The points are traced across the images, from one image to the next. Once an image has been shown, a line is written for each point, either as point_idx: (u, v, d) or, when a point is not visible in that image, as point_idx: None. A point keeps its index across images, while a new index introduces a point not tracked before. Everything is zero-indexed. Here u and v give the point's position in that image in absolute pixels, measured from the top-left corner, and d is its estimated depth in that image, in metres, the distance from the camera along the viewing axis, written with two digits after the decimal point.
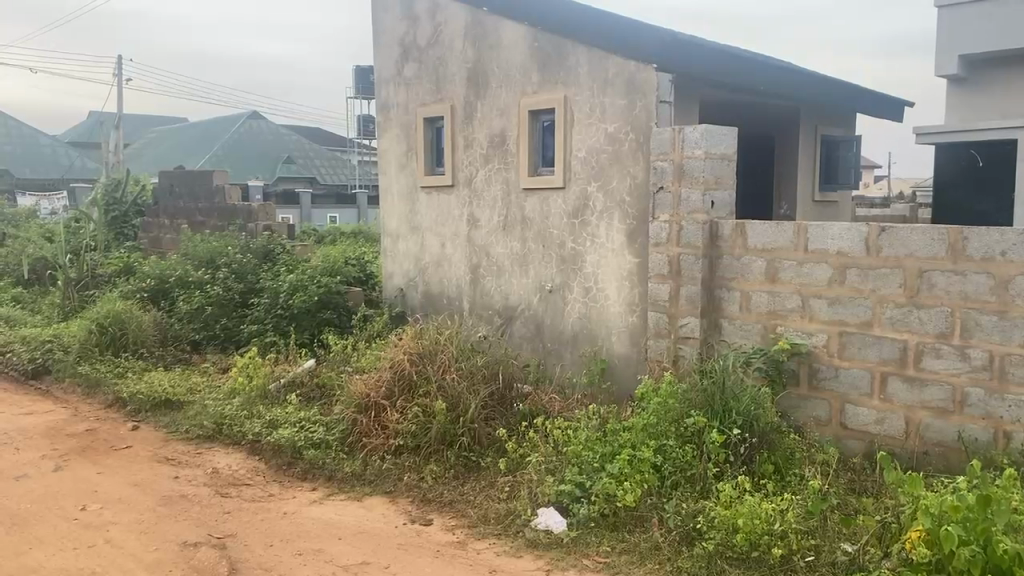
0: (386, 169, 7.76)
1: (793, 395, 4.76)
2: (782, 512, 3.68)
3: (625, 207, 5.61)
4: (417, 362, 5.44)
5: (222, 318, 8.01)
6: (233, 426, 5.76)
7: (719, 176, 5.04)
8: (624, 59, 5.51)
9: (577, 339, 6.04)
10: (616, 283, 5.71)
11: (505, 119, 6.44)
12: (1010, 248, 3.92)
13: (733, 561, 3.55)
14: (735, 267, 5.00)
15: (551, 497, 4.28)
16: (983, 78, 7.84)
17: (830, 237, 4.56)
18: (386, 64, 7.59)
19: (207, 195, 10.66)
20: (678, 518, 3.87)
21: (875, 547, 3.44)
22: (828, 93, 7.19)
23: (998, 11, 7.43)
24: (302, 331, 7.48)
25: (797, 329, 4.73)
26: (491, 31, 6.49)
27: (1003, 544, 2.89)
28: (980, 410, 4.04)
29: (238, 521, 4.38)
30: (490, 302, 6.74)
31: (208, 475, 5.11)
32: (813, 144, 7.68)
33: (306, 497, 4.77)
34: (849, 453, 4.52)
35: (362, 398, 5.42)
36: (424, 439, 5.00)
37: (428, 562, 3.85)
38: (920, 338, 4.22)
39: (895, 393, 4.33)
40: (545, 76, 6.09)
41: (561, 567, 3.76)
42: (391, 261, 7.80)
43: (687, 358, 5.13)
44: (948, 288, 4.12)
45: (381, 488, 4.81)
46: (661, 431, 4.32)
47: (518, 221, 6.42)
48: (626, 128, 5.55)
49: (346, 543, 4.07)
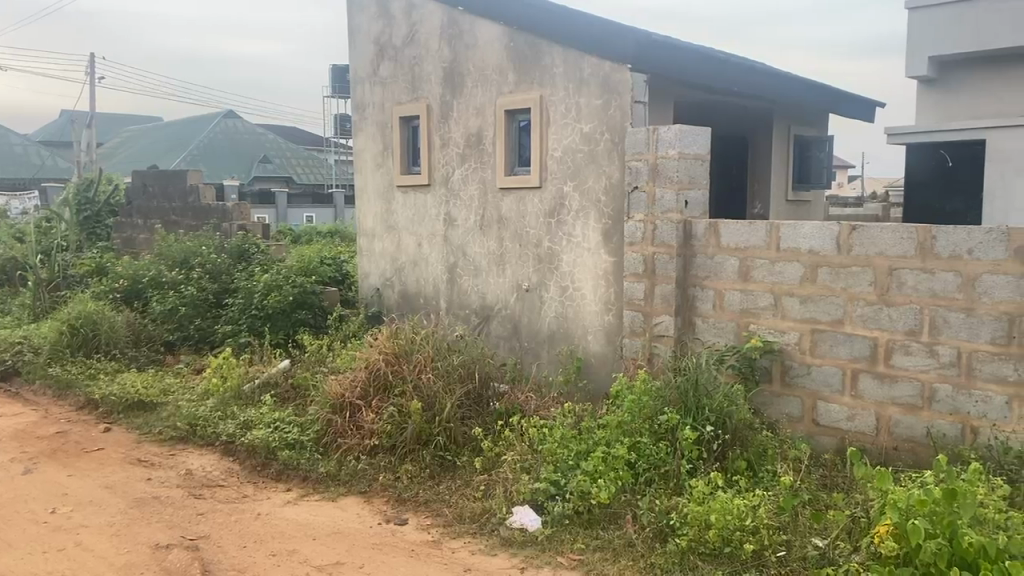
0: (363, 169, 7.74)
1: (766, 393, 4.81)
2: (753, 508, 3.72)
3: (601, 206, 5.62)
4: (393, 362, 5.42)
5: (196, 318, 7.94)
6: (206, 427, 5.72)
7: (693, 176, 5.08)
8: (599, 59, 5.54)
9: (553, 339, 6.05)
10: (592, 282, 5.73)
11: (481, 119, 6.45)
12: (976, 247, 3.98)
13: (705, 557, 3.59)
14: (708, 266, 5.04)
15: (526, 495, 4.29)
16: (952, 80, 7.98)
17: (801, 237, 4.61)
18: (362, 63, 7.57)
19: (181, 194, 10.57)
20: (651, 515, 3.90)
21: (845, 542, 3.47)
22: (802, 94, 7.27)
23: (966, 13, 7.56)
24: (277, 331, 7.43)
25: (770, 328, 4.78)
26: (467, 31, 6.49)
27: (967, 536, 2.94)
28: (948, 406, 4.11)
29: (211, 522, 4.35)
30: (467, 301, 6.74)
31: (181, 477, 5.06)
32: (786, 143, 7.78)
33: (280, 498, 4.74)
34: (821, 450, 4.58)
35: (337, 399, 5.39)
36: (399, 439, 4.99)
37: (402, 561, 3.84)
38: (890, 336, 4.28)
39: (866, 390, 4.39)
40: (521, 76, 6.10)
41: (536, 565, 3.76)
42: (367, 261, 7.78)
43: (662, 356, 5.17)
44: (917, 286, 4.17)
45: (356, 487, 4.80)
46: (636, 429, 4.37)
47: (494, 221, 6.43)
48: (601, 128, 5.57)
49: (320, 543, 4.06)
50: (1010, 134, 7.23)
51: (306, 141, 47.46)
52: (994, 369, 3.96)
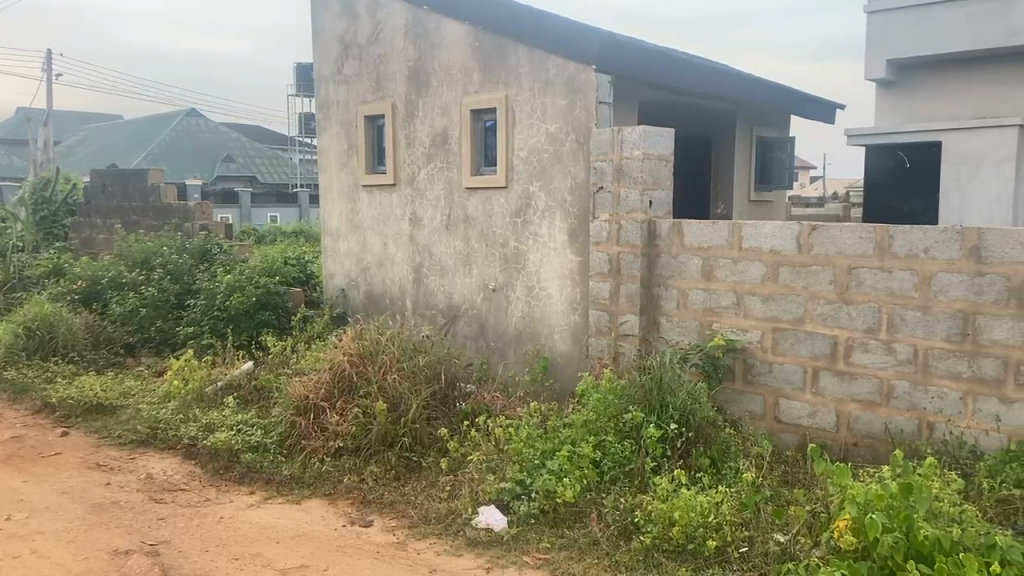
0: (327, 168, 7.68)
1: (729, 390, 4.86)
2: (716, 505, 3.76)
3: (567, 206, 5.64)
4: (357, 363, 5.39)
5: (157, 320, 7.79)
6: (168, 431, 5.62)
7: (657, 177, 5.12)
8: (564, 60, 5.56)
9: (520, 338, 6.05)
10: (558, 282, 5.75)
11: (446, 119, 6.43)
12: (932, 246, 4.06)
13: (669, 554, 3.63)
14: (672, 266, 5.08)
15: (491, 495, 4.29)
16: (909, 83, 8.16)
17: (763, 236, 4.67)
18: (326, 62, 7.51)
19: (141, 194, 10.39)
20: (615, 513, 3.93)
21: (806, 537, 3.51)
22: (765, 96, 7.37)
23: (924, 15, 7.71)
24: (240, 332, 7.33)
25: (733, 326, 4.83)
26: (432, 31, 6.47)
27: (923, 530, 3.01)
28: (905, 402, 4.19)
29: (171, 527, 4.28)
30: (434, 301, 6.72)
31: (141, 481, 4.98)
32: (749, 144, 7.87)
33: (243, 501, 4.68)
34: (783, 446, 4.64)
35: (301, 400, 5.34)
36: (365, 441, 4.96)
37: (367, 563, 3.83)
38: (850, 333, 4.36)
39: (826, 387, 4.47)
40: (486, 76, 6.09)
41: (501, 565, 3.76)
42: (332, 261, 7.72)
43: (627, 355, 5.21)
44: (875, 285, 4.25)
45: (321, 490, 4.76)
46: (601, 427, 4.40)
47: (460, 221, 6.42)
48: (566, 129, 5.59)
49: (283, 546, 4.02)
50: (965, 136, 7.44)
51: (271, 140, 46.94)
52: (949, 366, 4.04)
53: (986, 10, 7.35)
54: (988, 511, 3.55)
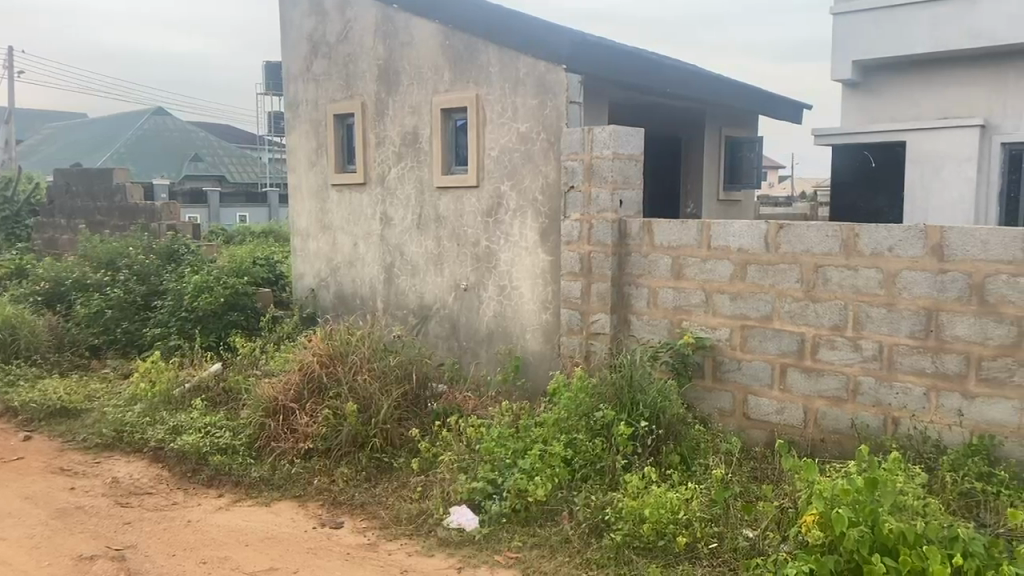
0: (296, 167, 7.61)
1: (698, 387, 4.90)
2: (686, 502, 3.80)
3: (538, 206, 5.64)
4: (327, 363, 5.34)
5: (123, 321, 7.66)
6: (134, 434, 5.53)
7: (627, 176, 5.15)
8: (534, 59, 5.56)
9: (492, 338, 6.05)
10: (529, 282, 5.75)
11: (417, 118, 6.41)
12: (897, 244, 4.12)
13: (640, 551, 3.65)
14: (642, 265, 5.11)
15: (463, 495, 4.28)
16: (875, 85, 8.30)
17: (731, 235, 4.71)
18: (295, 60, 7.44)
19: (106, 193, 10.22)
20: (586, 511, 3.94)
21: (774, 532, 3.54)
22: (732, 95, 7.43)
23: (888, 17, 7.86)
24: (208, 333, 7.26)
25: (703, 324, 4.87)
26: (402, 29, 6.44)
27: (888, 523, 3.05)
28: (871, 398, 4.25)
29: (138, 531, 4.22)
30: (405, 301, 6.69)
31: (107, 485, 4.89)
32: (717, 145, 7.94)
33: (210, 504, 4.62)
34: (752, 442, 4.69)
35: (270, 402, 5.28)
36: (335, 442, 4.93)
37: (337, 564, 3.80)
38: (816, 331, 4.42)
39: (794, 383, 4.52)
40: (457, 75, 6.07)
41: (472, 564, 3.76)
42: (302, 261, 7.65)
43: (598, 353, 5.24)
44: (841, 283, 4.32)
45: (290, 492, 4.71)
46: (572, 426, 4.41)
47: (431, 220, 6.40)
48: (537, 128, 5.60)
49: (252, 549, 3.98)
50: (930, 137, 7.64)
51: (240, 139, 46.40)
52: (913, 362, 4.11)
53: (948, 13, 7.50)
54: (952, 504, 3.62)
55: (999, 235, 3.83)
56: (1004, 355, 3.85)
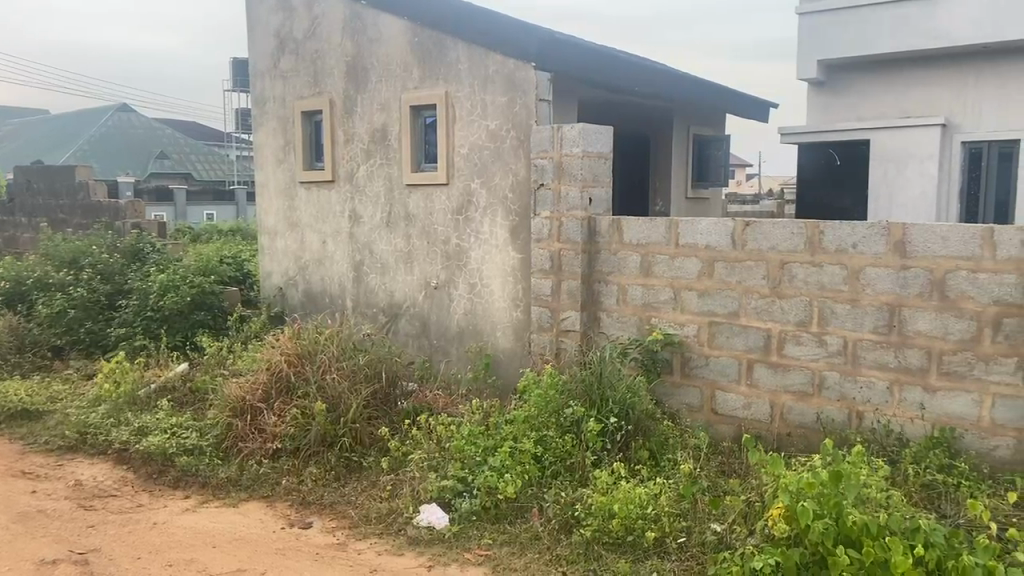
0: (264, 164, 7.53)
1: (667, 383, 4.94)
2: (655, 497, 3.83)
3: (508, 203, 5.64)
4: (296, 363, 5.30)
5: (87, 321, 7.53)
6: (98, 435, 5.44)
7: (596, 174, 5.17)
8: (503, 57, 5.56)
9: (462, 336, 6.04)
10: (500, 280, 5.75)
11: (386, 114, 6.37)
12: (860, 241, 4.19)
13: (609, 547, 3.68)
14: (611, 262, 5.14)
15: (433, 493, 4.26)
16: (839, 84, 8.47)
17: (699, 233, 4.75)
18: (262, 57, 7.36)
19: (68, 190, 10.03)
20: (556, 507, 3.95)
21: (741, 526, 3.58)
22: (700, 94, 7.49)
23: (853, 17, 8.02)
24: (174, 333, 7.16)
25: (671, 321, 4.91)
26: (371, 26, 6.40)
27: (852, 516, 3.09)
28: (836, 392, 4.32)
29: (102, 534, 4.15)
30: (375, 299, 6.65)
31: (70, 488, 4.80)
32: (685, 143, 8.00)
33: (177, 506, 4.56)
34: (719, 438, 4.74)
35: (237, 401, 5.23)
36: (303, 441, 4.89)
37: (307, 564, 3.78)
38: (782, 327, 4.48)
39: (761, 378, 4.58)
40: (426, 72, 6.05)
41: (442, 563, 3.75)
42: (269, 260, 7.58)
43: (569, 350, 5.26)
44: (806, 279, 4.38)
45: (258, 493, 4.67)
46: (542, 423, 4.43)
47: (400, 218, 6.37)
48: (507, 126, 5.59)
49: (219, 550, 3.93)
50: (895, 136, 7.85)
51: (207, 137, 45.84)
52: (876, 357, 4.18)
53: (912, 14, 7.67)
54: (915, 495, 3.68)
55: (959, 231, 3.90)
56: (964, 349, 3.92)
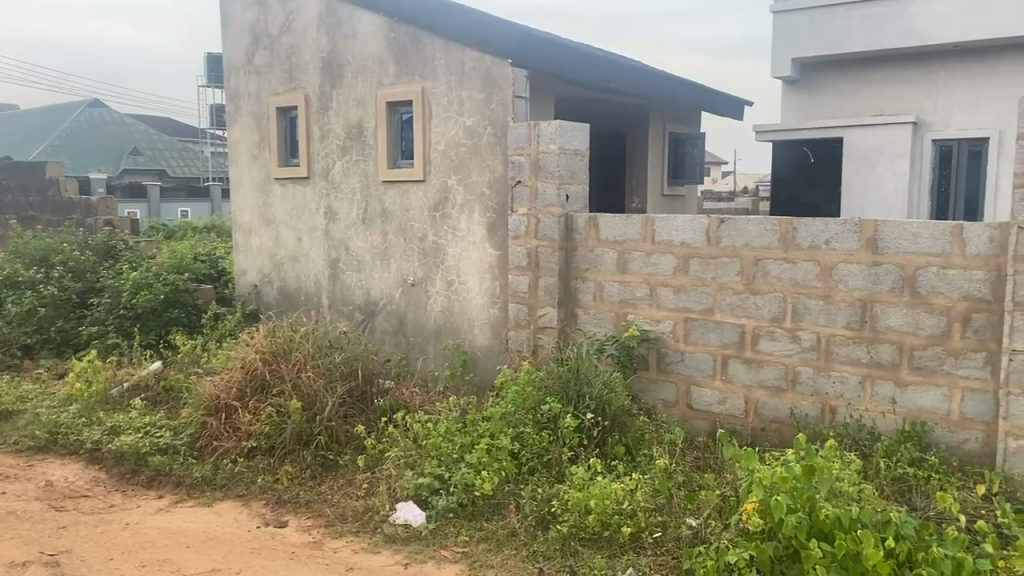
0: (238, 161, 7.46)
1: (643, 379, 4.96)
2: (631, 492, 3.85)
3: (485, 200, 5.64)
4: (271, 361, 5.26)
5: (57, 320, 7.42)
6: (69, 435, 5.37)
7: (573, 171, 5.18)
8: (479, 53, 5.56)
9: (439, 333, 6.03)
10: (477, 277, 5.74)
11: (361, 111, 6.34)
12: (832, 238, 4.24)
13: (585, 542, 3.69)
14: (588, 259, 5.15)
15: (410, 491, 4.25)
16: (813, 82, 8.57)
17: (674, 230, 4.78)
18: (236, 52, 7.29)
19: (38, 187, 9.87)
20: (533, 503, 3.97)
21: (716, 520, 3.61)
22: (676, 91, 7.53)
23: (827, 16, 8.12)
24: (147, 332, 7.08)
25: (647, 317, 4.94)
26: (346, 21, 6.36)
27: (825, 509, 3.13)
28: (809, 387, 4.36)
29: (73, 535, 4.10)
30: (351, 297, 6.62)
31: (40, 489, 4.73)
32: (661, 140, 8.04)
33: (150, 506, 4.51)
34: (695, 433, 4.77)
35: (212, 400, 5.19)
36: (278, 440, 4.85)
37: (282, 564, 3.75)
38: (756, 323, 4.52)
39: (735, 374, 4.62)
40: (402, 69, 6.03)
41: (418, 560, 3.74)
42: (244, 257, 7.51)
43: (546, 347, 5.27)
44: (780, 276, 4.42)
45: (233, 492, 4.63)
46: (519, 419, 4.44)
47: (377, 214, 6.35)
48: (483, 123, 5.59)
49: (193, 550, 3.90)
50: (866, 133, 7.96)
51: (181, 132, 45.34)
52: (849, 352, 4.23)
53: (884, 14, 7.79)
54: (886, 488, 3.73)
55: (929, 228, 3.95)
56: (934, 344, 3.98)
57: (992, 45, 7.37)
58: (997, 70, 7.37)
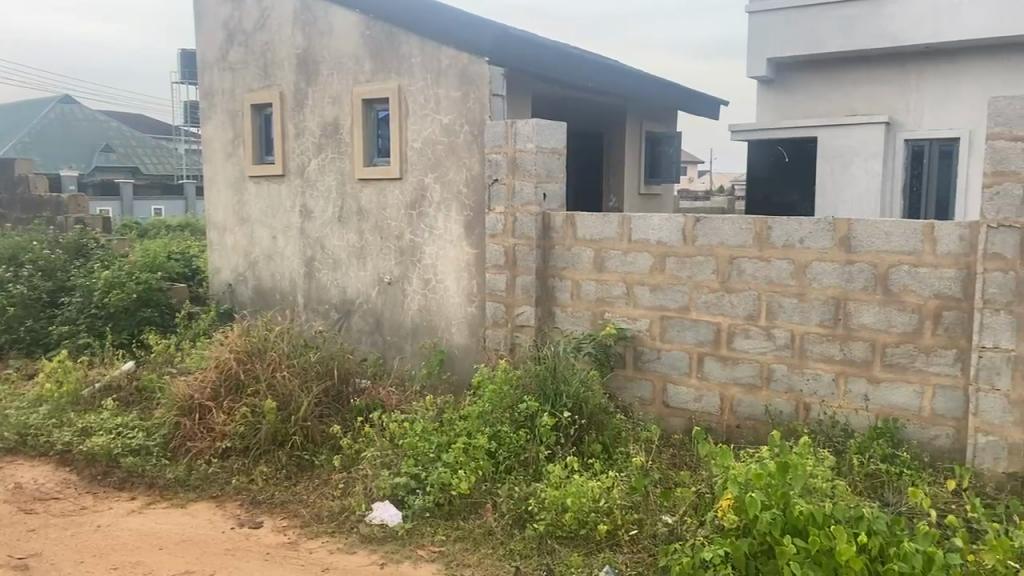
0: (212, 158, 7.38)
1: (620, 377, 4.97)
2: (607, 490, 3.85)
3: (462, 198, 5.62)
4: (245, 361, 5.21)
5: (27, 319, 7.30)
6: (39, 436, 5.28)
7: (550, 169, 5.18)
8: (456, 51, 5.54)
9: (417, 332, 6.00)
10: (454, 275, 5.73)
11: (337, 108, 6.29)
12: (806, 237, 4.28)
13: (562, 540, 3.70)
14: (565, 258, 5.16)
15: (386, 491, 4.24)
16: (788, 82, 8.65)
17: (650, 228, 4.80)
18: (210, 48, 7.21)
19: (7, 184, 9.71)
20: (510, 502, 3.96)
21: (692, 517, 3.63)
22: (653, 91, 7.55)
23: (802, 16, 8.19)
24: (120, 331, 6.99)
25: (624, 315, 4.95)
26: (322, 18, 6.31)
27: (798, 506, 3.16)
28: (783, 385, 4.40)
29: (43, 538, 4.03)
30: (327, 295, 6.57)
31: (9, 492, 4.65)
32: (637, 139, 8.06)
33: (122, 508, 4.45)
34: (671, 430, 4.80)
35: (185, 400, 5.13)
36: (253, 440, 4.81)
37: (256, 565, 3.72)
38: (731, 321, 4.55)
39: (710, 371, 4.65)
40: (378, 66, 5.99)
41: (395, 560, 3.73)
42: (218, 255, 7.43)
43: (523, 345, 5.27)
44: (755, 274, 4.45)
45: (207, 493, 4.58)
46: (496, 418, 4.43)
47: (353, 212, 6.31)
48: (460, 121, 5.57)
49: (166, 552, 3.85)
50: (839, 133, 8.04)
51: (154, 129, 44.80)
52: (822, 350, 4.27)
53: (858, 14, 7.88)
54: (859, 484, 3.77)
55: (901, 227, 4.00)
56: (906, 341, 4.03)
57: (962, 46, 7.49)
58: (967, 70, 7.51)
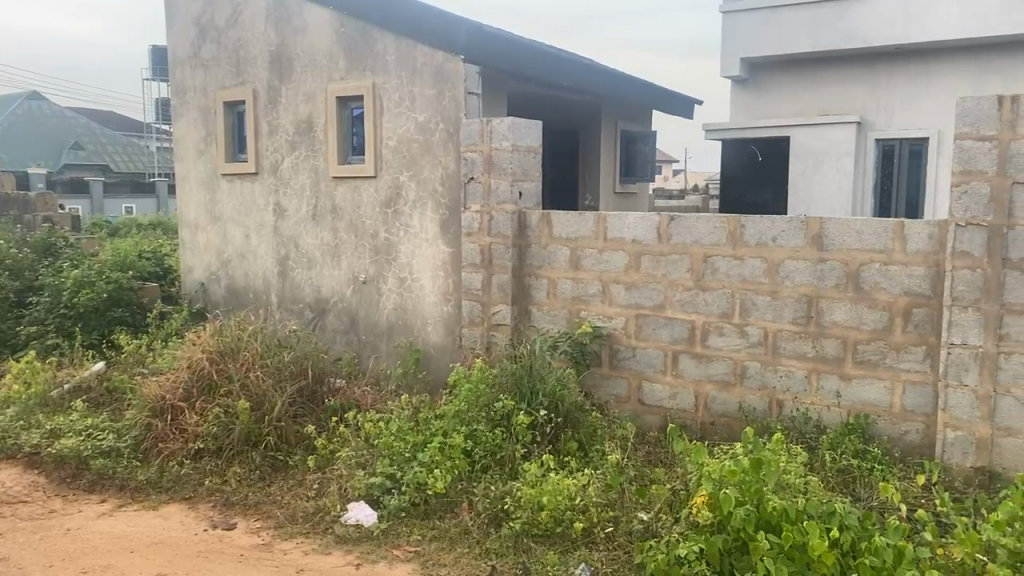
0: (184, 156, 7.30)
1: (596, 375, 4.99)
2: (583, 487, 3.86)
3: (437, 196, 5.61)
4: (218, 361, 5.16)
5: None
6: (6, 439, 5.18)
7: (525, 168, 5.18)
8: (430, 49, 5.53)
9: (392, 332, 5.97)
10: (429, 274, 5.71)
11: (311, 106, 6.25)
12: (779, 235, 4.32)
13: (538, 538, 3.70)
14: (541, 257, 5.16)
15: (361, 491, 4.21)
16: (761, 82, 8.73)
17: (625, 227, 4.82)
18: (181, 44, 7.12)
19: None
20: (486, 501, 3.96)
21: (667, 514, 3.65)
22: (627, 90, 7.59)
23: (775, 17, 8.27)
24: (90, 331, 6.88)
25: (600, 314, 4.96)
26: (295, 14, 6.26)
27: (771, 501, 3.19)
28: (757, 382, 4.44)
29: (10, 543, 3.96)
30: (301, 294, 6.52)
31: None
32: (613, 137, 8.09)
33: (92, 510, 4.38)
34: (646, 427, 4.82)
35: (156, 401, 5.06)
36: (226, 441, 4.76)
37: (229, 567, 3.68)
38: (706, 318, 4.58)
39: (685, 369, 4.67)
40: (352, 64, 5.96)
41: (370, 560, 3.71)
42: (190, 255, 7.35)
43: (499, 344, 5.27)
44: (729, 273, 4.49)
45: (179, 494, 4.53)
46: (473, 417, 4.42)
47: (327, 211, 6.26)
48: (435, 119, 5.55)
49: (137, 555, 3.80)
50: (811, 133, 8.13)
51: (125, 127, 44.17)
52: (795, 347, 4.32)
53: (829, 15, 7.97)
54: (831, 480, 3.82)
55: (872, 226, 4.05)
56: (877, 338, 4.08)
57: (931, 47, 7.61)
58: (936, 70, 7.62)
